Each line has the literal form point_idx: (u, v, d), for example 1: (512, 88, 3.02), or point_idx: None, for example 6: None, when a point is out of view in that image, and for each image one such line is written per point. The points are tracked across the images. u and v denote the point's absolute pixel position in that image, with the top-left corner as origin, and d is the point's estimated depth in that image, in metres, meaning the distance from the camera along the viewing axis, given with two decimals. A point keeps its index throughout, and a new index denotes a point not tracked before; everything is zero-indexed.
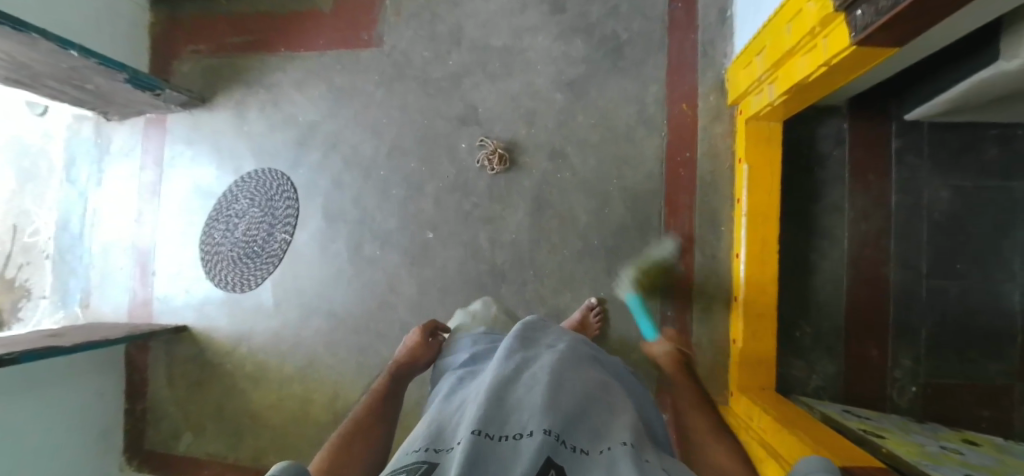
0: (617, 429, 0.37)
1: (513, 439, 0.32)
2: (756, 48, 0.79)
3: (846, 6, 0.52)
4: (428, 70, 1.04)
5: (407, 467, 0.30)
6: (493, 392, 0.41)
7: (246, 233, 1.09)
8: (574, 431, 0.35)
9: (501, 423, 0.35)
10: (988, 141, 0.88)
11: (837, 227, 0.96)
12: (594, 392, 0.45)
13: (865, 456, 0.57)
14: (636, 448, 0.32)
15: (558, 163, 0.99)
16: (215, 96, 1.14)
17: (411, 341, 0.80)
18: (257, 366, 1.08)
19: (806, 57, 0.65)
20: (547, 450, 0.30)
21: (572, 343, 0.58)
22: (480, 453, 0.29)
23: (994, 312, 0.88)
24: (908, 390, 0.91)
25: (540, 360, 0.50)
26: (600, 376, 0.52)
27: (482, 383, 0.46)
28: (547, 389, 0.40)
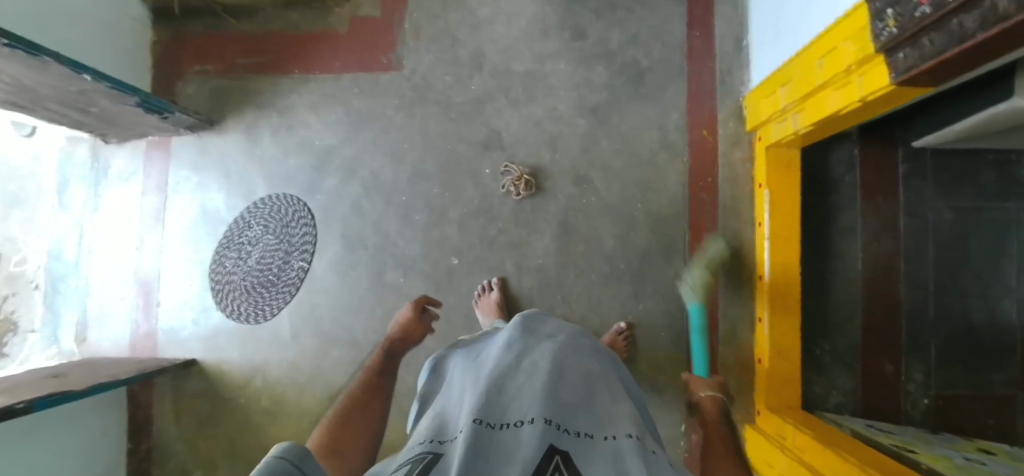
0: (614, 417, 0.44)
1: (513, 426, 0.37)
2: (782, 78, 0.81)
3: (888, 47, 0.52)
4: (450, 95, 1.03)
5: (416, 457, 0.34)
6: (493, 381, 0.44)
7: (261, 261, 1.05)
8: (569, 417, 0.40)
9: (500, 412, 0.39)
10: (986, 165, 0.94)
11: (850, 248, 1.00)
12: (594, 383, 0.49)
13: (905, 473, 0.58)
14: (639, 439, 0.38)
15: (582, 188, 0.99)
16: (224, 118, 1.11)
17: (403, 318, 0.83)
18: (274, 399, 1.04)
19: (839, 90, 0.66)
20: (550, 437, 0.35)
21: (572, 337, 0.60)
22: (483, 441, 0.33)
23: (996, 328, 0.92)
24: (921, 402, 0.94)
25: (539, 347, 0.53)
26: (603, 372, 0.54)
27: (483, 371, 0.50)
28: (547, 380, 0.44)
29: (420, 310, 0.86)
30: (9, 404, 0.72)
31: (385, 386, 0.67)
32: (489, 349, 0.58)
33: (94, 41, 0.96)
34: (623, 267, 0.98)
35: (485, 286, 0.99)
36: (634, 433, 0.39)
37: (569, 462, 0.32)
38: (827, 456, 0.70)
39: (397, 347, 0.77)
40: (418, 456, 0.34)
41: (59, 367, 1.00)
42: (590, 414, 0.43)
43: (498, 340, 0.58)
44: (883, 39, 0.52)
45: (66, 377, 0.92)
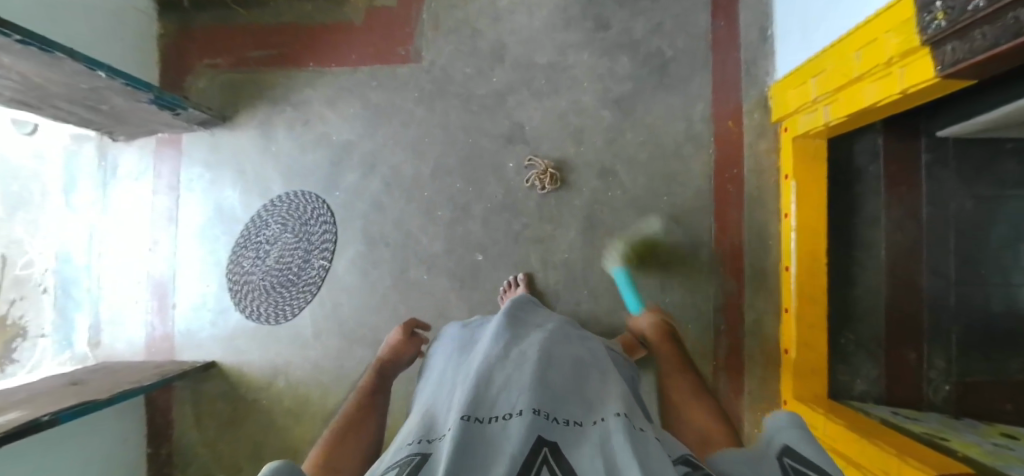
0: (608, 397, 0.44)
1: (501, 419, 0.37)
2: (813, 68, 0.79)
3: (935, 40, 0.48)
4: (471, 87, 1.01)
5: (403, 459, 0.34)
6: (481, 376, 0.45)
7: (280, 260, 1.03)
8: (558, 405, 0.41)
9: (489, 404, 0.40)
10: (1005, 155, 0.90)
11: (873, 239, 1.03)
12: (583, 367, 0.52)
13: (942, 460, 0.57)
14: (628, 418, 0.37)
15: (607, 181, 0.99)
16: (236, 113, 1.08)
17: (391, 340, 0.82)
18: (297, 400, 1.03)
19: (877, 84, 0.64)
20: (539, 430, 0.35)
21: (561, 325, 0.64)
22: (471, 437, 0.33)
23: (1015, 313, 0.90)
24: (942, 388, 0.93)
25: (525, 339, 0.56)
26: (594, 356, 0.56)
27: (472, 366, 0.52)
28: (535, 369, 0.46)
29: (409, 334, 0.84)
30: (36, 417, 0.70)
31: (375, 409, 0.65)
32: (479, 344, 0.59)
33: (101, 37, 0.92)
34: (649, 260, 0.98)
35: (510, 282, 0.97)
36: (625, 412, 0.39)
37: (558, 453, 0.32)
38: (867, 446, 0.69)
39: (388, 370, 0.76)
40: (406, 459, 0.33)
41: (77, 373, 0.99)
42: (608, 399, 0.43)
43: (487, 334, 0.60)
44: (930, 32, 0.48)
45: (85, 385, 0.91)
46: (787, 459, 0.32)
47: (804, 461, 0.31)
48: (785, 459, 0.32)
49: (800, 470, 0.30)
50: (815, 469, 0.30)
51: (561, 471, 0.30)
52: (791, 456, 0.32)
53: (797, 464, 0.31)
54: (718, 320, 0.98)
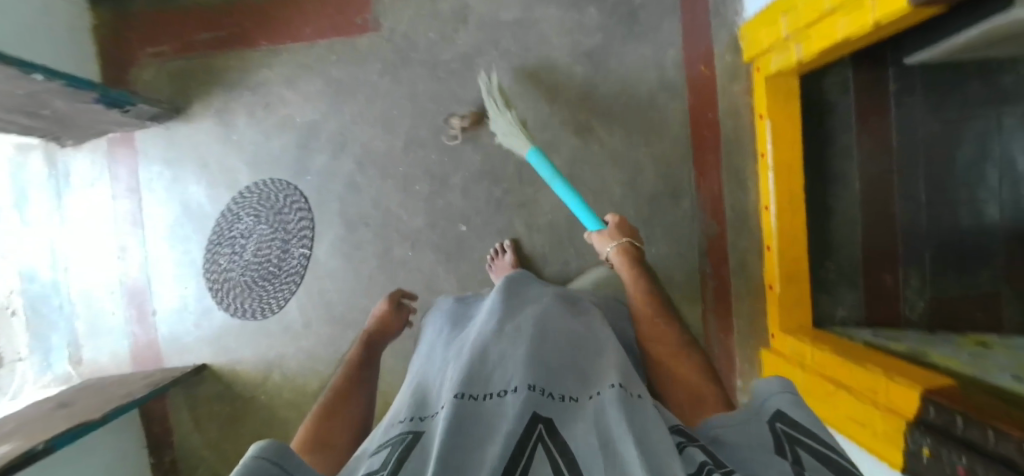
0: (600, 371, 0.43)
1: (495, 396, 0.36)
2: (783, 6, 0.76)
3: None
4: (436, 53, 0.97)
5: (394, 439, 0.33)
6: (476, 353, 0.44)
7: (258, 253, 1.00)
8: (554, 380, 0.40)
9: (484, 380, 0.39)
10: (971, 79, 0.94)
11: (847, 169, 1.03)
12: (581, 340, 0.50)
13: (931, 377, 0.58)
14: (622, 389, 0.36)
15: (585, 138, 0.97)
16: (190, 103, 1.01)
17: (378, 311, 0.82)
18: (295, 391, 1.02)
19: (849, 17, 0.61)
20: (534, 406, 0.34)
21: (556, 297, 0.61)
22: (464, 413, 0.32)
23: (982, 229, 0.96)
24: (917, 305, 0.98)
25: (521, 311, 0.54)
26: (589, 329, 0.54)
27: (467, 342, 0.51)
28: (528, 345, 0.44)
29: (397, 304, 0.84)
30: (30, 447, 0.69)
31: (366, 378, 0.65)
32: (473, 321, 0.58)
33: (39, 33, 0.84)
34: (632, 213, 0.98)
35: (497, 250, 0.96)
36: (622, 382, 0.38)
37: (553, 430, 0.31)
38: (856, 370, 0.69)
39: (376, 342, 0.75)
40: (397, 438, 0.33)
41: (62, 393, 0.95)
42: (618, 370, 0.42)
43: (484, 308, 0.60)
44: None
45: (73, 406, 0.88)
46: (778, 424, 0.32)
47: (799, 427, 0.31)
48: (779, 425, 0.32)
49: (795, 438, 0.30)
50: (810, 436, 0.29)
51: (556, 449, 0.29)
52: (784, 422, 0.32)
53: (791, 432, 0.31)
54: (704, 264, 1.01)
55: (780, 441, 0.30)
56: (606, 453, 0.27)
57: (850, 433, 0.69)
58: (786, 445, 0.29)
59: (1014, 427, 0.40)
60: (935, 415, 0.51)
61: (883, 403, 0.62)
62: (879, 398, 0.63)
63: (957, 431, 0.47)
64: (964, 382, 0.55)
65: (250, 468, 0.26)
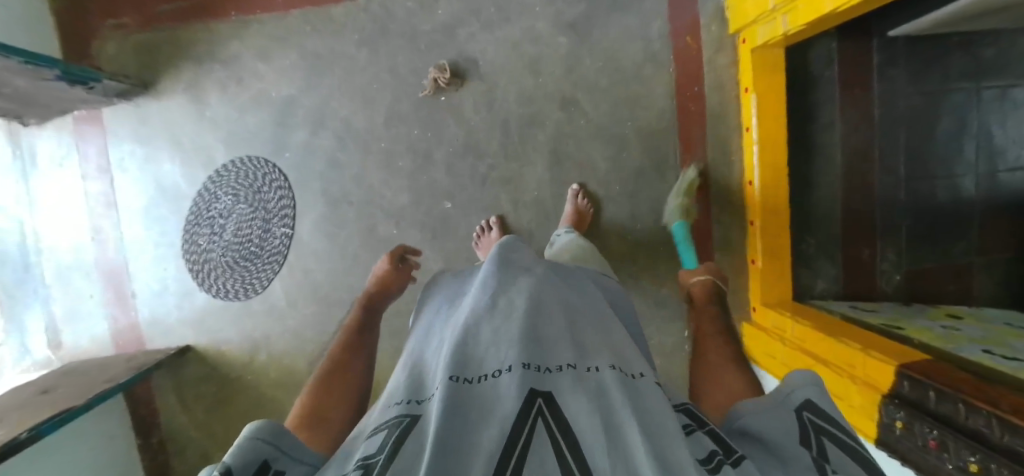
0: (595, 345, 0.42)
1: (491, 377, 0.35)
2: None
3: None
4: (415, 24, 0.93)
5: (390, 422, 0.32)
6: (467, 332, 0.41)
7: (238, 233, 0.97)
8: (549, 354, 0.38)
9: (477, 362, 0.37)
10: (949, 52, 0.97)
11: (829, 143, 1.03)
12: (575, 312, 0.48)
13: (911, 351, 0.61)
14: (622, 372, 0.37)
15: (570, 112, 0.96)
16: (159, 78, 0.97)
17: (379, 271, 0.78)
18: (283, 371, 1.01)
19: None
20: (529, 384, 0.33)
21: (551, 268, 0.57)
22: (459, 399, 0.31)
23: (959, 203, 1.00)
24: (894, 278, 1.02)
25: (517, 282, 0.50)
26: (587, 301, 0.52)
27: (459, 317, 0.48)
28: (523, 321, 0.41)
29: (399, 261, 0.81)
30: (13, 436, 0.69)
31: (362, 351, 0.64)
32: (467, 293, 0.55)
33: None
34: (618, 188, 0.98)
35: (483, 227, 0.95)
36: (618, 363, 0.38)
37: (552, 403, 0.31)
38: (833, 344, 0.71)
39: (377, 302, 0.76)
40: (394, 421, 0.32)
41: (43, 378, 0.93)
42: (605, 346, 0.42)
43: (476, 281, 0.55)
44: None
45: (56, 393, 0.87)
46: (806, 413, 0.33)
47: (825, 417, 0.32)
48: (806, 413, 0.33)
49: (822, 428, 0.31)
50: (839, 429, 0.31)
51: (557, 426, 0.28)
52: (812, 412, 0.33)
53: (818, 421, 0.32)
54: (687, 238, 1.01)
55: (806, 429, 0.32)
56: (610, 434, 0.27)
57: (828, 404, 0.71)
58: (812, 434, 0.31)
59: (982, 402, 0.44)
60: (908, 389, 0.55)
61: (860, 376, 0.65)
62: (857, 374, 0.65)
63: (931, 404, 0.51)
64: (935, 356, 0.58)
65: (245, 450, 0.28)
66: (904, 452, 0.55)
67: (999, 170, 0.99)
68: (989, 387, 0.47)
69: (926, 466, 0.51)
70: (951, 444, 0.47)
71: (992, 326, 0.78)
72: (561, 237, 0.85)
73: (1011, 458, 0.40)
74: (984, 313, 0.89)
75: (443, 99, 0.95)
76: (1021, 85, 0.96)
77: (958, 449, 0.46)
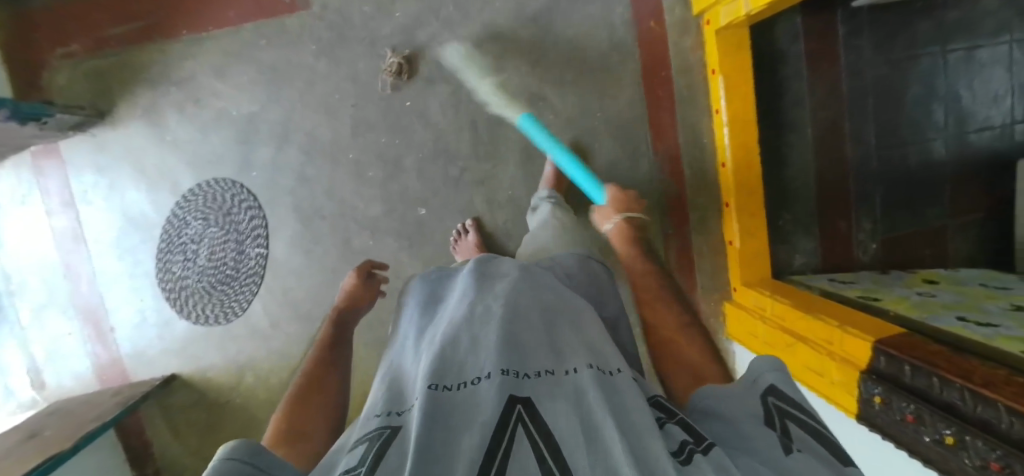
0: (572, 346, 0.41)
1: (470, 384, 0.34)
2: None
3: None
4: (374, 28, 0.91)
5: (371, 434, 0.31)
6: (446, 340, 0.41)
7: (212, 257, 0.96)
8: (527, 358, 0.37)
9: (457, 369, 0.37)
10: (917, 16, 0.99)
11: (801, 118, 1.02)
12: (554, 315, 0.46)
13: (885, 326, 0.62)
14: (598, 370, 0.36)
15: (538, 107, 0.95)
16: (116, 106, 0.93)
17: (347, 286, 0.80)
18: (272, 390, 1.01)
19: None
20: (509, 389, 0.32)
21: (529, 270, 0.56)
22: (438, 406, 0.31)
23: (930, 166, 1.04)
24: (870, 246, 1.05)
25: (494, 289, 0.50)
26: (563, 299, 0.51)
27: (439, 326, 0.48)
28: (501, 326, 0.41)
29: (366, 276, 0.81)
30: None
31: (335, 367, 0.64)
32: (447, 302, 0.55)
33: None
34: (592, 180, 0.98)
35: (460, 230, 0.95)
36: (595, 361, 0.38)
37: (532, 408, 0.30)
38: (810, 321, 0.72)
39: (348, 317, 0.76)
40: (374, 433, 0.31)
41: (27, 422, 0.91)
42: (579, 345, 0.41)
43: (456, 289, 0.56)
44: None
45: (43, 436, 0.85)
46: (771, 399, 0.33)
47: (789, 400, 0.33)
48: (770, 399, 0.33)
49: (786, 411, 0.32)
50: (800, 411, 0.32)
51: (536, 430, 0.27)
52: (776, 396, 0.33)
53: (782, 406, 0.32)
54: (665, 226, 1.01)
55: (770, 413, 0.32)
56: (588, 434, 0.27)
57: (808, 382, 0.71)
58: (777, 418, 0.31)
59: (953, 374, 0.46)
60: (884, 365, 0.56)
61: (838, 353, 0.65)
62: (834, 350, 0.66)
63: (905, 379, 0.52)
64: (911, 329, 0.59)
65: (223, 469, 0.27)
66: (883, 426, 0.55)
67: (968, 131, 1.03)
68: (964, 361, 0.48)
69: (905, 439, 0.52)
70: (927, 418, 0.48)
71: (967, 288, 0.81)
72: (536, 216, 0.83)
73: (984, 428, 0.41)
74: (958, 275, 0.91)
75: (409, 105, 0.93)
76: (984, 46, 1.00)
77: (934, 422, 0.47)
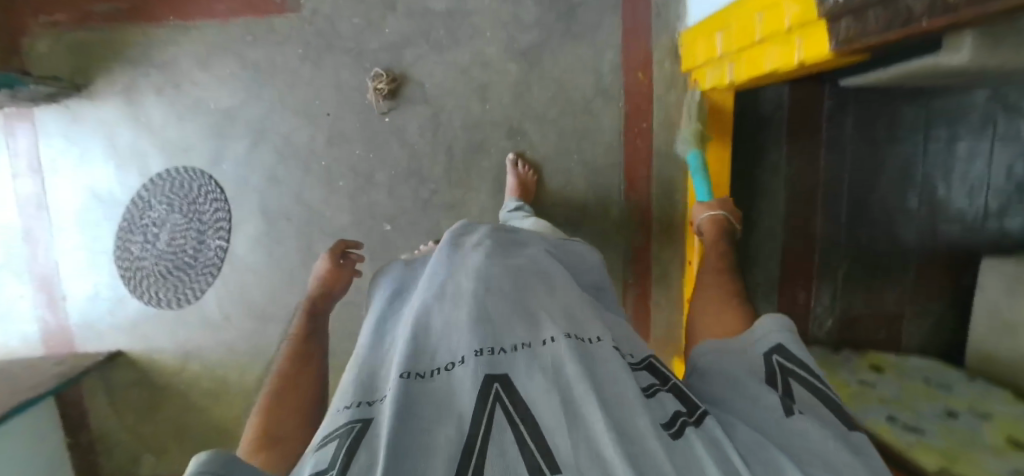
0: (550, 311, 0.44)
1: (443, 371, 0.36)
2: (717, 23, 0.72)
3: (832, 15, 0.43)
4: (361, 40, 0.90)
5: (339, 430, 0.30)
6: (417, 322, 0.42)
7: (171, 243, 0.95)
8: (503, 331, 0.39)
9: (429, 355, 0.38)
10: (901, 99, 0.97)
11: (774, 187, 1.02)
12: (525, 275, 0.50)
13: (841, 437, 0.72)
14: (577, 339, 0.38)
15: (516, 141, 0.95)
16: (94, 81, 0.93)
17: (321, 270, 0.75)
18: (216, 380, 1.02)
19: (779, 48, 0.58)
20: (485, 369, 0.34)
21: (502, 237, 0.58)
22: (411, 399, 0.32)
23: (896, 249, 1.04)
24: (826, 323, 1.06)
25: (466, 265, 0.50)
26: (535, 263, 0.53)
27: (410, 309, 0.48)
28: (473, 302, 0.42)
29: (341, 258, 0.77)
30: None
31: (314, 358, 0.62)
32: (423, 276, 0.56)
33: None
34: (560, 219, 0.99)
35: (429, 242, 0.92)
36: (573, 330, 0.40)
37: (509, 387, 0.32)
38: None
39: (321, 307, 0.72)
40: (344, 427, 0.30)
41: None
42: (550, 313, 0.43)
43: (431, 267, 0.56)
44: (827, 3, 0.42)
45: None
46: (775, 356, 0.42)
47: (792, 358, 0.41)
48: (775, 356, 0.42)
49: (788, 369, 0.40)
50: (802, 368, 0.40)
51: (512, 409, 0.30)
52: (781, 354, 0.41)
53: (785, 363, 0.41)
54: (626, 274, 1.02)
55: (773, 370, 0.41)
56: (568, 409, 0.30)
57: None
58: (780, 376, 0.40)
59: None
60: None
61: None
62: None
63: None
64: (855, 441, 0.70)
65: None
66: None
67: (938, 223, 1.02)
68: None
69: None
70: None
71: (907, 381, 0.83)
72: (521, 225, 0.79)
73: None
74: (906, 365, 0.88)
75: (388, 120, 0.93)
76: (964, 139, 0.98)
77: None
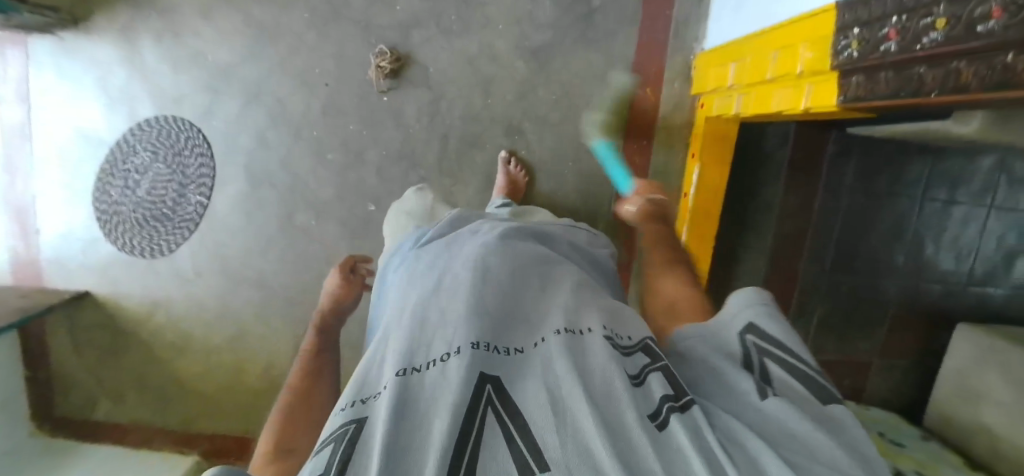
0: (551, 307, 0.42)
1: (438, 362, 0.33)
2: (734, 53, 0.70)
3: (844, 69, 0.41)
4: (371, 15, 0.88)
5: (334, 434, 0.28)
6: (416, 315, 0.40)
7: (152, 192, 0.93)
8: (503, 333, 0.38)
9: (425, 346, 0.35)
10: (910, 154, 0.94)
11: (763, 224, 1.00)
12: (524, 270, 0.48)
13: None
14: (569, 334, 0.37)
15: (514, 139, 0.93)
16: (93, 17, 0.90)
17: (332, 285, 0.71)
18: (180, 335, 1.01)
19: (787, 90, 0.55)
20: (479, 366, 0.32)
21: (497, 227, 0.57)
22: (405, 398, 0.29)
23: (876, 301, 1.04)
24: None
25: (462, 258, 0.49)
26: (541, 253, 0.53)
27: (409, 298, 0.46)
28: (469, 295, 0.41)
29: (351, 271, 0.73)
30: None
31: (326, 369, 0.57)
32: (419, 259, 0.54)
33: None
34: None
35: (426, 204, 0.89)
36: (564, 325, 0.38)
37: (502, 391, 0.30)
38: None
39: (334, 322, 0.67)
40: (339, 431, 0.28)
41: None
42: (540, 310, 0.42)
43: (429, 254, 0.54)
44: (842, 59, 0.41)
45: None
46: (749, 336, 0.38)
47: (765, 337, 0.37)
48: (749, 336, 0.38)
49: (764, 349, 0.37)
50: (777, 347, 0.36)
51: (505, 413, 0.28)
52: (754, 334, 0.38)
53: (761, 343, 0.37)
54: None
55: (750, 351, 0.37)
56: (556, 409, 0.28)
57: None
58: (756, 357, 0.37)
59: None
60: None
61: None
62: None
63: None
64: None
65: None
66: None
67: (923, 282, 1.02)
68: None
69: None
70: None
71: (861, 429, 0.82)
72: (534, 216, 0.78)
73: None
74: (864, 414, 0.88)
75: (387, 99, 0.91)
76: (962, 203, 0.96)
77: None
